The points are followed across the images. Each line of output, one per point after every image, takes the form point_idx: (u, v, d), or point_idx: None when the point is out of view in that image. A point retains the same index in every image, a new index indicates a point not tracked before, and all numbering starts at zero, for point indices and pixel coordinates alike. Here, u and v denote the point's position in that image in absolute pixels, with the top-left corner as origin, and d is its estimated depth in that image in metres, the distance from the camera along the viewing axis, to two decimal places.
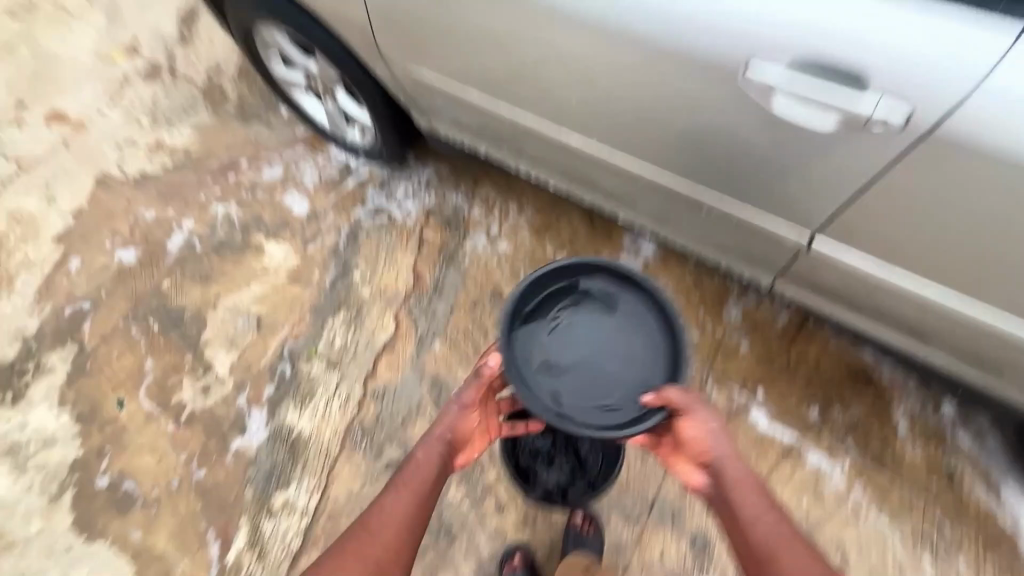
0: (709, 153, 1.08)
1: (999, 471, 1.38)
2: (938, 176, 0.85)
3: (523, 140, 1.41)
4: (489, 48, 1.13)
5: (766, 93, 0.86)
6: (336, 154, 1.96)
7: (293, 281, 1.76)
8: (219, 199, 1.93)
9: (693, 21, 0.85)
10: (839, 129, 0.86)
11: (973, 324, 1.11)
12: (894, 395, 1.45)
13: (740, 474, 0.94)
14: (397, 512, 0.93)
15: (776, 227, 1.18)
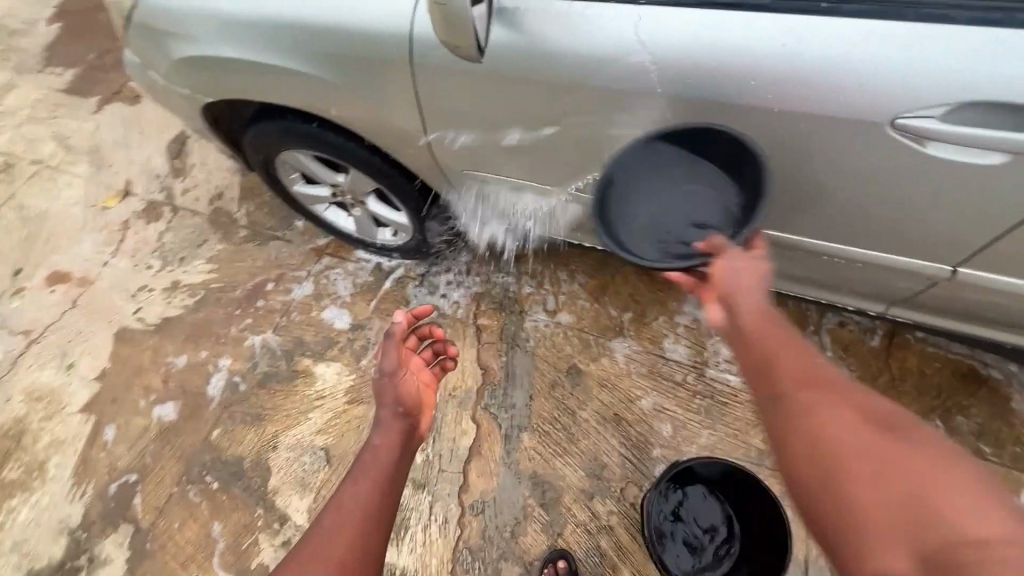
0: (825, 201, 0.98)
1: None
2: None
3: (571, 212, 1.29)
4: (575, 138, 1.06)
5: (920, 140, 0.82)
6: (365, 257, 1.89)
7: (354, 401, 1.66)
8: (252, 329, 1.83)
9: (824, 81, 0.81)
10: (1005, 163, 0.80)
11: None
12: (1008, 389, 1.41)
13: (758, 305, 0.85)
14: (359, 500, 0.86)
15: (910, 264, 1.04)
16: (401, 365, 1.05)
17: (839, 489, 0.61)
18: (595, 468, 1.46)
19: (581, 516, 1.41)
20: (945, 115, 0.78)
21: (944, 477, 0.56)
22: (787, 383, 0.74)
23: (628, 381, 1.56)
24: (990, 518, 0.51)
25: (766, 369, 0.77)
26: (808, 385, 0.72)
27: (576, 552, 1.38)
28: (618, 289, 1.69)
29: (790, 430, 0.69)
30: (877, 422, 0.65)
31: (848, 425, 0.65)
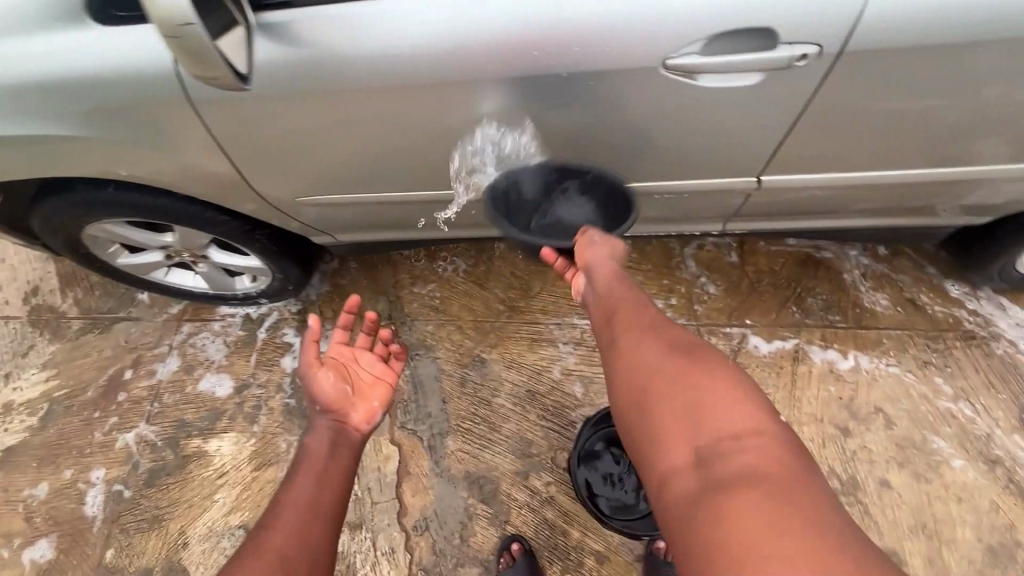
0: (640, 147, 1.05)
1: (939, 280, 1.59)
2: (855, 81, 0.91)
3: (424, 212, 1.29)
4: (392, 138, 1.04)
5: (691, 75, 0.89)
6: (231, 312, 1.73)
7: (261, 466, 1.53)
8: (120, 427, 1.61)
9: (595, 39, 0.86)
10: (761, 80, 0.90)
11: (919, 185, 1.17)
12: (838, 264, 1.63)
13: (616, 288, 1.00)
14: (301, 494, 0.91)
15: (724, 183, 1.14)
16: (321, 365, 1.11)
17: (651, 414, 0.79)
18: (523, 447, 1.48)
19: (523, 496, 1.43)
20: (704, 48, 0.86)
21: (713, 394, 0.76)
22: (624, 334, 0.90)
23: (533, 355, 1.59)
24: (744, 420, 0.73)
25: (612, 323, 0.94)
26: (636, 330, 0.90)
27: (526, 532, 1.40)
28: (500, 273, 1.71)
29: (621, 360, 0.87)
30: (681, 350, 0.84)
31: (661, 358, 0.83)
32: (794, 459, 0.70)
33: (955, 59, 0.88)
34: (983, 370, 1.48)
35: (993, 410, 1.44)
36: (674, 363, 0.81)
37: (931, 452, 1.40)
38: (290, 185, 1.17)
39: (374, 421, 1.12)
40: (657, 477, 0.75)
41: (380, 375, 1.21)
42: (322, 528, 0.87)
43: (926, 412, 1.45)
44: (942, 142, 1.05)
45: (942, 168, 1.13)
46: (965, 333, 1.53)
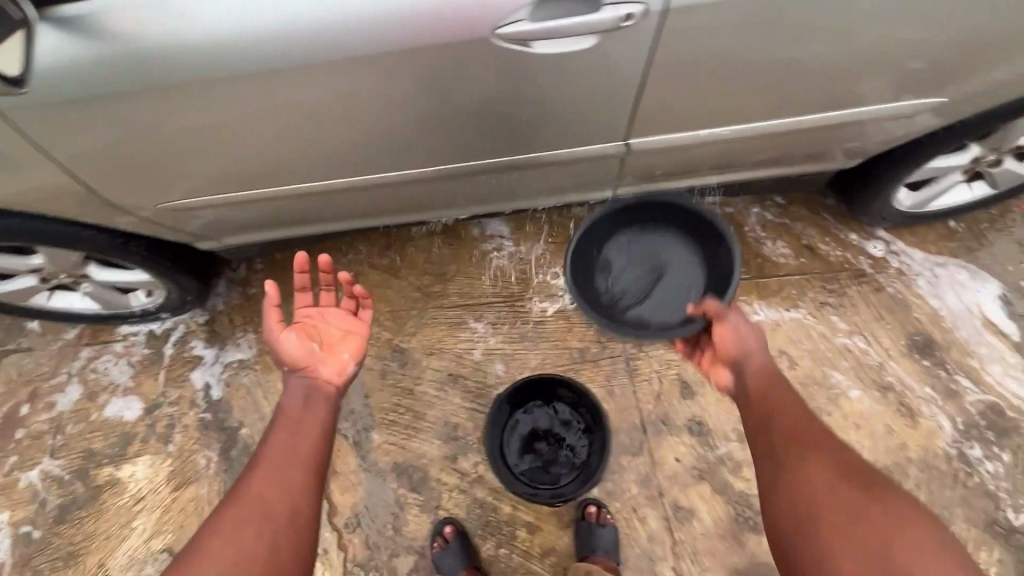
0: (501, 114, 1.07)
1: (832, 223, 1.67)
2: (683, 37, 0.94)
3: (312, 205, 1.30)
4: (239, 131, 1.03)
5: (524, 42, 0.92)
6: (133, 330, 1.64)
7: (180, 485, 1.47)
8: (22, 465, 1.51)
9: (419, 12, 0.87)
10: (597, 41, 0.93)
11: (782, 134, 1.23)
12: (739, 218, 1.69)
13: (763, 381, 0.96)
14: (279, 444, 0.91)
15: (596, 149, 1.22)
16: (287, 329, 1.02)
17: (822, 532, 0.76)
18: (449, 431, 1.49)
19: (453, 480, 1.44)
20: (532, 14, 0.88)
21: (890, 514, 0.75)
22: (781, 443, 0.87)
23: (453, 339, 1.58)
24: (952, 564, 0.70)
25: (765, 428, 0.90)
26: (798, 440, 0.86)
27: (458, 514, 1.41)
28: (413, 258, 1.68)
29: (784, 479, 0.84)
30: (854, 474, 0.81)
31: (838, 484, 0.80)
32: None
33: (773, 13, 0.93)
34: (873, 304, 1.58)
35: (884, 340, 1.54)
36: (852, 493, 0.78)
37: (831, 386, 1.49)
38: (149, 194, 1.14)
39: (351, 371, 1.06)
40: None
41: (354, 325, 1.10)
42: (305, 471, 0.88)
43: (825, 349, 1.53)
44: (792, 85, 1.10)
45: (799, 117, 1.19)
46: (856, 271, 1.62)
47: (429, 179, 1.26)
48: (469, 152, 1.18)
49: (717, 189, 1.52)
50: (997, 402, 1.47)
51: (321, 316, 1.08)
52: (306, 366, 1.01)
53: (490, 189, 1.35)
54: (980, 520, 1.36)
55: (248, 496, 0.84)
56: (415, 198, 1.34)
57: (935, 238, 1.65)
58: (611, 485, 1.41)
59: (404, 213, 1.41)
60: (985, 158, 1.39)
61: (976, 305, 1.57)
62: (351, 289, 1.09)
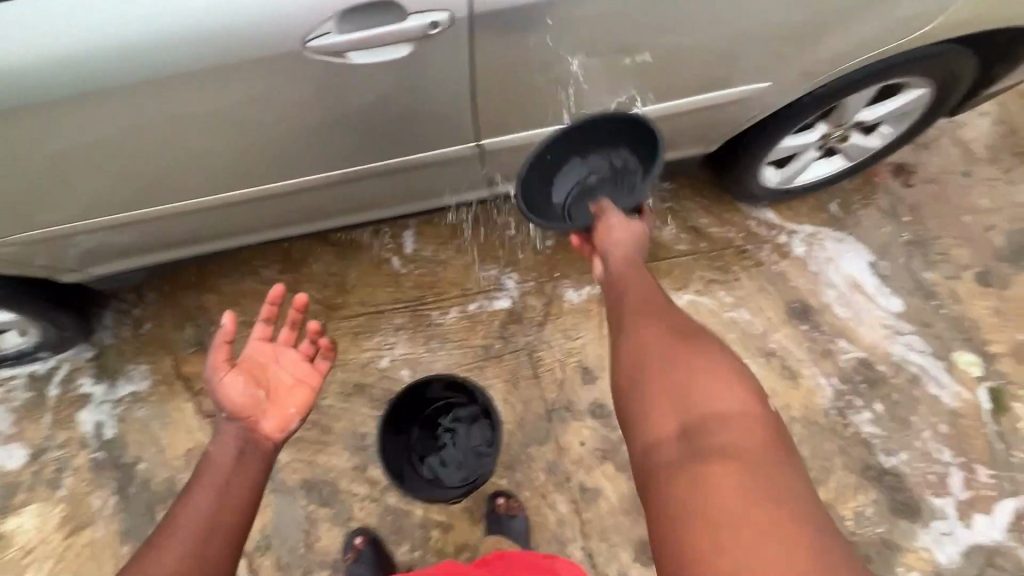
0: (350, 125, 1.10)
1: (715, 204, 1.77)
2: (502, 41, 1.00)
3: (179, 225, 1.28)
4: (76, 156, 1.04)
5: (340, 55, 0.95)
6: (12, 373, 1.54)
7: (74, 531, 1.40)
8: None
9: (231, 30, 0.90)
10: (416, 50, 0.98)
11: None
12: None
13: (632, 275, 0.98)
14: (199, 506, 0.80)
15: (450, 151, 1.23)
16: (232, 370, 0.93)
17: (642, 384, 0.81)
18: (358, 441, 1.48)
19: (364, 489, 1.44)
20: (339, 26, 0.92)
21: (698, 366, 0.79)
22: (628, 312, 0.92)
23: (357, 349, 1.58)
24: (736, 404, 0.75)
25: (618, 302, 0.95)
26: (642, 309, 0.91)
27: (371, 523, 1.41)
28: (312, 272, 1.66)
29: (622, 364, 0.86)
30: (680, 330, 0.86)
31: (658, 335, 0.85)
32: (770, 435, 0.73)
33: (578, 13, 1.00)
34: (755, 277, 1.69)
35: (766, 310, 1.65)
36: (676, 350, 0.82)
37: None
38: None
39: (294, 425, 0.94)
40: (641, 446, 0.77)
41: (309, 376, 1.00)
42: (222, 540, 0.78)
43: (714, 324, 1.62)
44: (629, 81, 1.16)
45: (649, 107, 1.25)
46: (738, 247, 1.72)
47: (299, 192, 1.26)
48: (327, 161, 1.18)
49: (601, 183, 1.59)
50: (867, 356, 1.59)
51: (272, 361, 0.99)
52: (247, 416, 0.90)
53: (360, 199, 1.35)
54: (857, 466, 1.48)
55: (164, 559, 0.74)
56: (288, 212, 1.33)
57: (807, 210, 1.77)
58: (520, 476, 1.44)
59: (284, 227, 1.39)
60: (833, 134, 1.52)
61: (846, 269, 1.70)
62: (315, 336, 1.02)
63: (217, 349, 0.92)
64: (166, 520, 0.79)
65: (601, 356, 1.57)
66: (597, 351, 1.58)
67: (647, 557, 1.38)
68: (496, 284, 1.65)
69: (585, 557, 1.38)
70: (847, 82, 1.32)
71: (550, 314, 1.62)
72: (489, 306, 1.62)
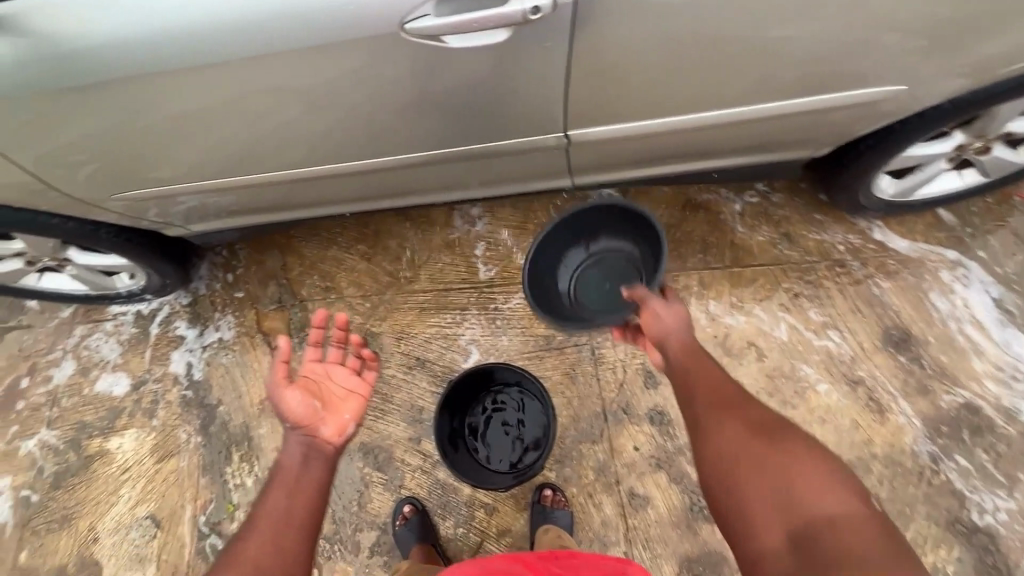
0: (439, 106, 1.09)
1: (814, 212, 1.62)
2: (605, 28, 0.93)
3: (271, 191, 1.34)
4: (181, 125, 1.09)
5: (435, 38, 0.93)
6: (122, 310, 1.72)
7: (163, 457, 1.56)
8: (23, 435, 1.62)
9: (332, 9, 0.89)
10: (512, 35, 0.93)
11: (742, 122, 1.19)
12: (717, 206, 1.65)
13: (679, 331, 0.93)
14: (271, 509, 0.83)
15: (533, 141, 1.20)
16: (292, 384, 0.94)
17: (724, 471, 0.79)
18: (415, 414, 1.53)
19: (416, 460, 1.49)
20: (436, 9, 0.90)
21: (803, 467, 0.76)
22: (701, 402, 0.86)
23: (422, 324, 1.61)
24: (848, 512, 0.71)
25: (687, 396, 0.88)
26: (720, 402, 0.85)
27: (420, 493, 1.46)
28: (387, 244, 1.71)
29: (696, 444, 0.84)
30: (764, 422, 0.82)
31: (736, 423, 0.83)
32: (903, 552, 0.68)
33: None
34: (851, 296, 1.54)
35: (858, 335, 1.50)
36: (753, 434, 0.80)
37: (798, 379, 1.47)
38: (109, 182, 1.22)
39: (351, 432, 0.96)
40: (754, 561, 0.73)
41: (356, 385, 1.03)
42: (298, 537, 0.81)
43: (798, 342, 1.50)
44: (739, 75, 1.06)
45: (749, 108, 1.15)
46: (835, 262, 1.57)
47: (382, 169, 1.27)
48: (409, 142, 1.19)
49: (689, 181, 1.49)
50: (974, 400, 1.42)
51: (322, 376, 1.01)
52: (307, 425, 0.92)
53: (436, 184, 1.35)
54: (944, 518, 1.33)
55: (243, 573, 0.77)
56: (371, 188, 1.36)
57: (924, 228, 1.58)
58: (569, 471, 1.43)
59: (365, 201, 1.43)
60: (970, 145, 1.33)
61: (960, 299, 1.51)
62: (360, 348, 1.05)
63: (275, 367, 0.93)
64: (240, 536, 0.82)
65: None
66: None
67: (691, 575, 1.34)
68: None
69: None
70: (1003, 87, 1.14)
71: None
72: None
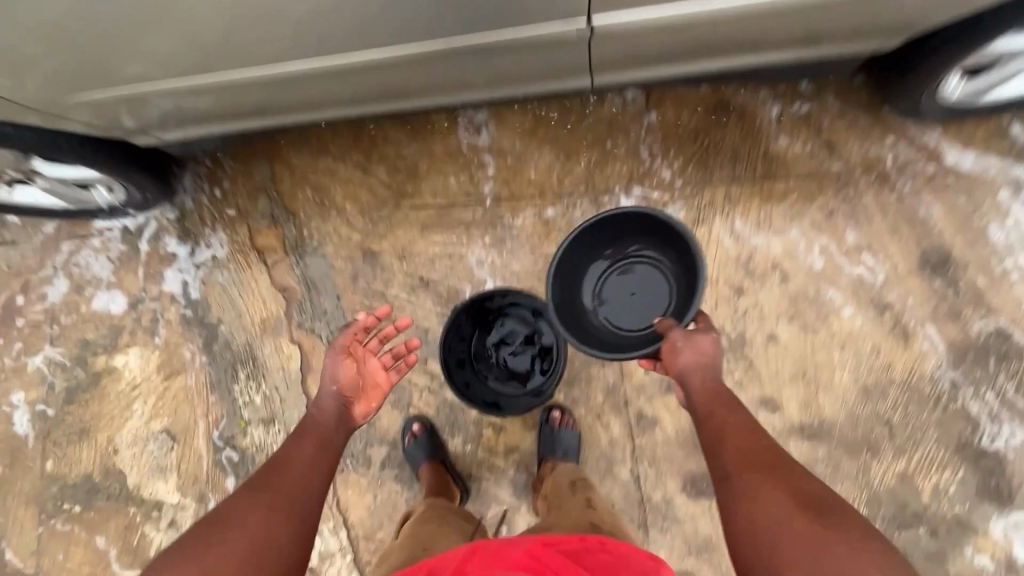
0: None
1: (863, 117, 1.43)
2: None
3: (248, 93, 1.17)
4: (130, 11, 0.91)
5: None
6: (107, 225, 1.62)
7: (170, 375, 1.55)
8: (28, 352, 1.61)
9: None
10: None
11: (803, 6, 0.98)
12: (753, 110, 1.46)
13: (699, 369, 0.95)
14: (306, 454, 0.95)
15: (550, 30, 1.00)
16: (345, 357, 1.08)
17: (764, 549, 0.69)
18: (421, 335, 1.49)
19: (423, 381, 1.47)
20: None
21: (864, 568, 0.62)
22: (732, 464, 0.81)
23: (425, 243, 1.51)
24: None
25: (717, 449, 0.84)
26: (753, 464, 0.79)
27: (428, 412, 1.46)
28: (383, 154, 1.55)
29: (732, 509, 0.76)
30: (817, 507, 0.70)
31: (784, 503, 0.72)
32: None
33: None
34: (891, 214, 1.41)
35: (894, 257, 1.39)
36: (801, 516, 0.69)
37: (823, 303, 1.39)
38: (61, 81, 1.05)
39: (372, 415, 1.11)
40: None
41: (386, 377, 1.14)
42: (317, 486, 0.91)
43: (827, 264, 1.40)
44: None
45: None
46: (878, 175, 1.42)
47: (371, 66, 1.09)
48: (402, 32, 1.00)
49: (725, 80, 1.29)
50: (1008, 326, 1.34)
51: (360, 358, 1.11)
52: (347, 395, 1.06)
53: (437, 84, 1.18)
54: (954, 442, 1.33)
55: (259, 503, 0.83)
56: (361, 89, 1.19)
57: (985, 136, 1.40)
58: (578, 393, 1.42)
59: (356, 104, 1.25)
60: None
61: (1012, 218, 1.37)
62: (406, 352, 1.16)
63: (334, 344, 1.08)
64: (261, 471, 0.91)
65: None
66: None
67: (694, 491, 1.37)
68: (579, 190, 1.48)
69: (632, 479, 1.39)
70: None
71: None
72: (568, 213, 1.48)
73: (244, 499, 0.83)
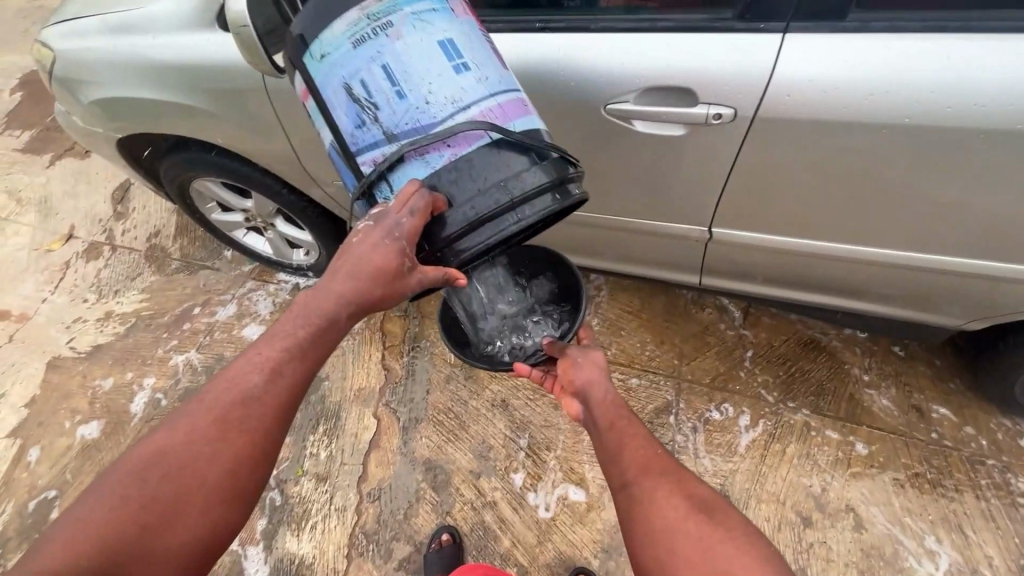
0: (607, 177, 1.23)
1: (953, 394, 1.50)
2: (783, 138, 1.02)
3: None
4: None
5: (627, 120, 1.08)
6: (286, 279, 2.06)
7: None
8: (178, 349, 1.95)
9: (553, 76, 1.08)
10: (691, 131, 1.07)
11: (888, 262, 1.18)
12: (841, 354, 1.60)
13: (600, 385, 0.93)
14: (276, 378, 0.82)
15: (680, 229, 1.29)
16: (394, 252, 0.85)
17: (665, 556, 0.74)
18: (484, 449, 1.60)
19: (469, 494, 1.53)
20: (637, 98, 1.05)
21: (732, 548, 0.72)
22: (632, 473, 0.82)
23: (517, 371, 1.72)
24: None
25: (615, 465, 0.84)
26: (649, 472, 0.82)
27: (462, 527, 1.49)
28: None
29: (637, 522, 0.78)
30: (704, 509, 0.77)
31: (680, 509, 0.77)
32: None
33: (872, 134, 0.97)
34: (985, 498, 1.35)
35: (986, 547, 1.30)
36: (694, 520, 0.75)
37: (901, 569, 1.29)
38: (328, 168, 1.45)
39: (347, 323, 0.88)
40: None
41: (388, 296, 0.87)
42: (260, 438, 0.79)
43: (906, 526, 1.34)
44: (897, 215, 1.09)
45: (905, 252, 1.16)
46: (970, 455, 1.41)
47: None
48: None
49: (816, 313, 1.46)
50: None
51: (408, 295, 0.89)
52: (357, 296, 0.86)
53: (577, 244, 1.50)
54: None
55: (232, 440, 0.77)
56: None
57: None
58: (612, 566, 1.41)
59: None
60: None
61: None
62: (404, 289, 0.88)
63: (413, 220, 0.83)
64: (262, 355, 0.83)
65: (749, 492, 1.42)
66: (746, 485, 1.43)
67: None
68: (665, 371, 1.63)
69: None
70: None
71: (707, 426, 1.53)
72: (651, 387, 1.60)
73: (195, 411, 0.79)
